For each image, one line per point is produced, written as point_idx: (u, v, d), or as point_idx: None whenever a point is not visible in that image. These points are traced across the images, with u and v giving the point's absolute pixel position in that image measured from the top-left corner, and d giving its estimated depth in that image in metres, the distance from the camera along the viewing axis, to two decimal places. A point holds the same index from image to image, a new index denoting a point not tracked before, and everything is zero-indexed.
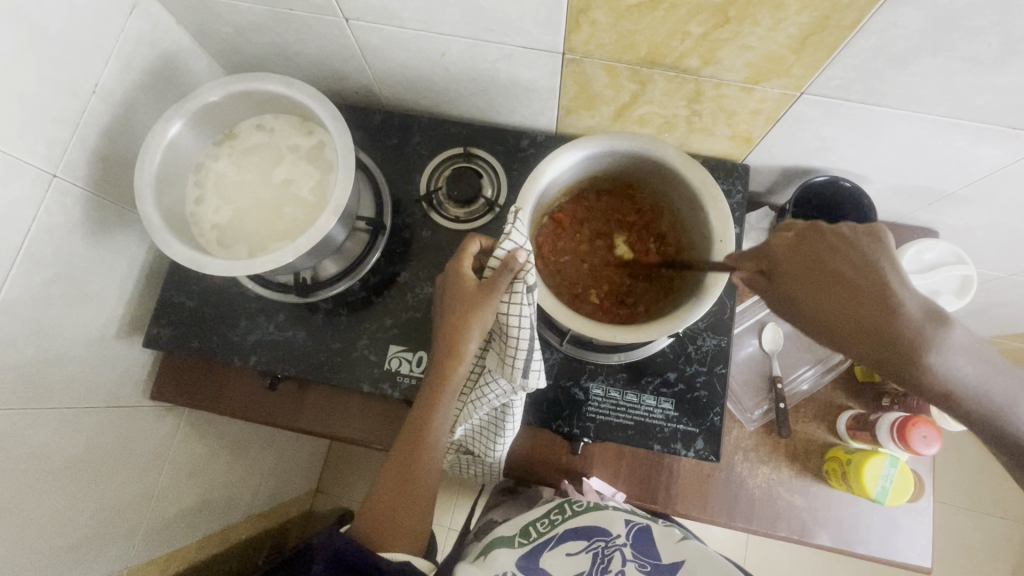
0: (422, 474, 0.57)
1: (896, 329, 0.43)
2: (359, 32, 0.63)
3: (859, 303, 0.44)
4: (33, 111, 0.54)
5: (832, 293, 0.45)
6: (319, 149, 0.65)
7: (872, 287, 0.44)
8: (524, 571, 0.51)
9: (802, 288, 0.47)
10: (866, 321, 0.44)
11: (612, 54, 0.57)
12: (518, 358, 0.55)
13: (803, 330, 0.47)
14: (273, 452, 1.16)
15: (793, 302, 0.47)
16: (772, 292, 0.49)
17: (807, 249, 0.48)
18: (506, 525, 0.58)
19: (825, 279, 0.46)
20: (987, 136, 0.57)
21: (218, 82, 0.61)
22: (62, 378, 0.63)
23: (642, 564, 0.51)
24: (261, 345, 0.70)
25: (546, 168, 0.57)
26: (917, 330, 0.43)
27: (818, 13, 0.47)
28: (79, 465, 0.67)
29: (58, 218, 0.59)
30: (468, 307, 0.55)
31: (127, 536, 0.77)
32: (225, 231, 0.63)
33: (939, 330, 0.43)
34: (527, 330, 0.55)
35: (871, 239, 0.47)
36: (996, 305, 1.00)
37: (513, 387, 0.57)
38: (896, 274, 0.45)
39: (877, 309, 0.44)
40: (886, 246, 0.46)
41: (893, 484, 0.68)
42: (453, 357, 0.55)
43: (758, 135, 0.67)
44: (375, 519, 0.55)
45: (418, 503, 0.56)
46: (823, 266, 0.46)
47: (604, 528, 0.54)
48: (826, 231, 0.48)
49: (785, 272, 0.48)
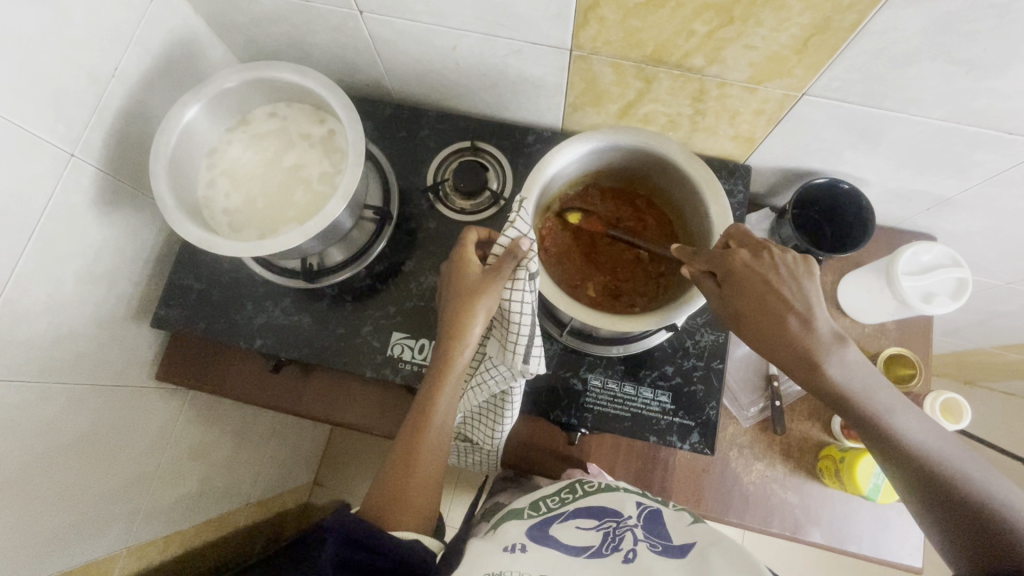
0: (428, 458, 0.57)
1: (802, 341, 0.50)
2: (372, 25, 0.64)
3: (781, 319, 0.50)
4: (54, 91, 0.56)
5: (761, 304, 0.51)
6: (330, 137, 0.67)
7: (793, 304, 0.50)
8: (534, 541, 0.50)
9: (741, 298, 0.51)
10: (781, 333, 0.50)
11: (618, 51, 0.59)
12: (518, 343, 0.57)
13: (732, 330, 0.53)
14: (274, 442, 1.17)
15: (731, 306, 0.52)
16: (718, 297, 0.53)
17: (752, 264, 0.52)
18: (519, 499, 0.58)
19: (760, 292, 0.51)
20: (984, 141, 0.58)
21: (233, 69, 0.62)
22: (72, 354, 0.65)
23: (653, 543, 0.48)
24: (267, 329, 0.71)
25: (552, 159, 0.59)
26: (820, 345, 0.49)
27: (819, 15, 0.49)
28: (85, 442, 0.68)
29: (73, 196, 0.61)
30: (473, 293, 0.56)
31: (128, 515, 0.78)
32: (236, 214, 0.64)
33: (836, 348, 0.50)
34: (529, 317, 0.56)
35: (803, 264, 0.52)
36: (994, 314, 1.01)
37: (514, 372, 0.58)
38: (816, 296, 0.51)
39: (791, 324, 0.50)
40: (812, 270, 0.52)
41: (885, 483, 0.68)
42: (455, 341, 0.57)
43: (760, 136, 0.68)
44: (382, 502, 0.56)
45: (424, 486, 0.57)
46: (759, 283, 0.51)
47: (615, 509, 0.53)
48: (772, 250, 0.52)
49: (732, 280, 0.52)
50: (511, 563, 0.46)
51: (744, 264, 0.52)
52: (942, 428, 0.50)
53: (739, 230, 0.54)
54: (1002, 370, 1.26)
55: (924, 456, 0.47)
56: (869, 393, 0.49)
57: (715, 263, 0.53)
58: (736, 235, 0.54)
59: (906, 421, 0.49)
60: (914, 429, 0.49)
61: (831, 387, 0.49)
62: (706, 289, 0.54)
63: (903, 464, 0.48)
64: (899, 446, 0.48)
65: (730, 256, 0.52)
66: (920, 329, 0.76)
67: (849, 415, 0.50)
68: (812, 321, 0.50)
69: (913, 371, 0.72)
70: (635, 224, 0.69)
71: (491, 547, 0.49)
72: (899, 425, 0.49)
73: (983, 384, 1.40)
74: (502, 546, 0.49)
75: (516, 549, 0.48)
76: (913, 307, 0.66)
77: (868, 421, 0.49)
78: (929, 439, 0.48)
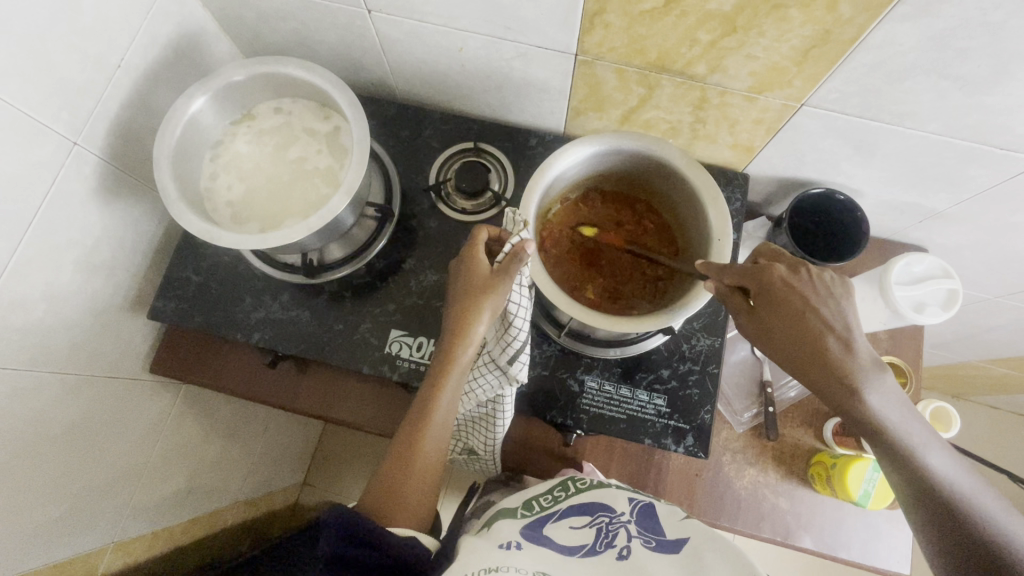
0: (426, 459, 0.57)
1: (836, 360, 0.50)
2: (380, 24, 0.65)
3: (815, 336, 0.51)
4: (60, 79, 0.56)
5: (797, 320, 0.51)
6: (335, 134, 0.67)
7: (830, 323, 0.51)
8: (528, 540, 0.50)
9: (777, 313, 0.52)
10: (815, 350, 0.51)
11: (622, 57, 0.60)
12: (514, 345, 0.58)
13: (763, 343, 0.54)
14: (265, 440, 1.16)
15: (767, 320, 0.52)
16: (751, 312, 0.54)
17: (790, 281, 0.53)
18: (510, 498, 0.57)
19: (796, 308, 0.51)
20: (975, 156, 0.60)
21: (241, 63, 0.62)
22: (66, 344, 0.64)
23: (646, 539, 0.48)
24: (265, 323, 0.71)
25: (555, 161, 0.60)
26: (857, 366, 0.50)
27: (819, 27, 0.50)
28: (75, 433, 0.67)
29: (75, 185, 0.60)
30: (481, 292, 0.56)
31: (116, 510, 0.78)
32: (238, 207, 0.64)
33: (871, 371, 0.50)
34: (522, 321, 0.58)
35: (840, 285, 0.53)
36: (983, 328, 1.03)
37: (502, 378, 0.59)
38: (851, 317, 0.52)
39: (829, 342, 0.51)
40: (852, 293, 0.53)
41: (875, 489, 0.69)
42: (461, 340, 0.56)
43: (758, 145, 0.69)
44: (381, 496, 0.55)
45: (422, 482, 0.56)
46: (797, 299, 0.52)
47: (608, 505, 0.53)
48: (809, 269, 0.53)
49: (770, 294, 0.52)
50: (507, 560, 0.46)
51: (781, 280, 0.53)
52: (962, 460, 0.50)
53: (769, 249, 0.57)
54: (989, 383, 1.28)
55: (946, 485, 0.48)
56: (895, 418, 0.50)
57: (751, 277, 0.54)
58: (767, 257, 0.56)
59: (930, 449, 0.50)
60: (938, 459, 0.49)
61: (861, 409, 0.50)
62: (738, 303, 0.55)
63: (920, 492, 0.49)
64: (921, 474, 0.49)
65: (769, 271, 0.53)
66: (911, 339, 0.78)
67: (873, 439, 0.51)
68: (849, 340, 0.51)
69: (904, 380, 0.74)
70: (632, 231, 0.71)
71: (486, 545, 0.49)
72: (923, 453, 0.50)
73: (969, 397, 1.42)
74: (497, 544, 0.49)
75: (511, 546, 0.48)
76: (906, 317, 0.67)
77: (893, 445, 0.50)
78: (950, 469, 0.49)
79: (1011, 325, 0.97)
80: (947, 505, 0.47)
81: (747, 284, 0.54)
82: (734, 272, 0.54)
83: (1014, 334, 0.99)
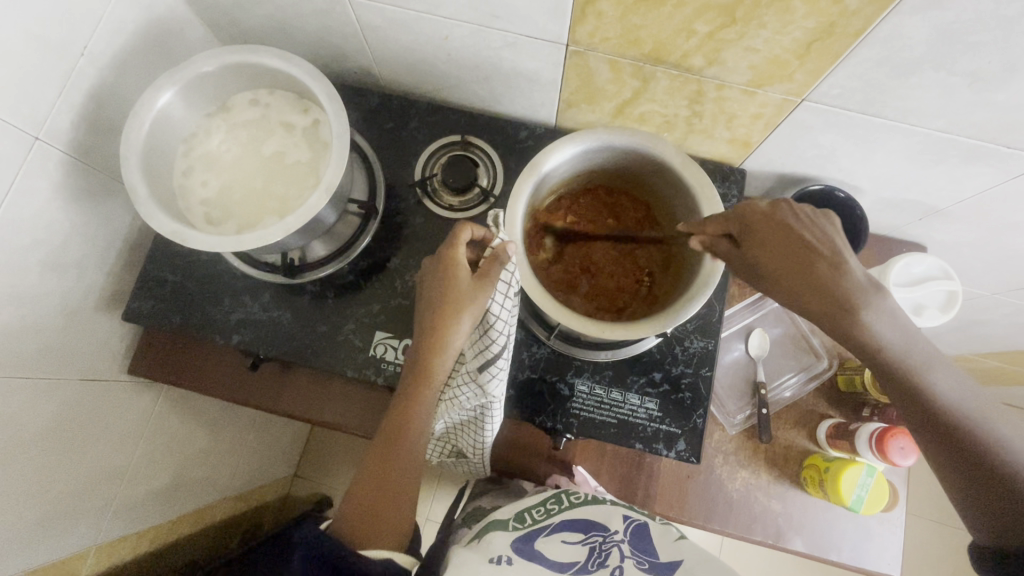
0: (402, 474, 0.55)
1: (816, 274, 0.49)
2: (361, 10, 0.61)
3: (816, 266, 0.49)
4: (18, 69, 0.52)
5: (788, 256, 0.50)
6: (313, 128, 0.64)
7: (815, 245, 0.50)
8: (518, 555, 0.49)
9: (769, 245, 0.51)
10: (818, 280, 0.49)
11: (616, 48, 0.57)
12: (490, 350, 0.56)
13: (764, 288, 0.52)
14: (253, 435, 1.14)
15: (764, 260, 0.51)
16: (740, 253, 0.52)
17: (770, 214, 0.52)
18: (500, 510, 0.56)
19: (785, 240, 0.50)
20: (981, 154, 0.57)
21: (212, 52, 0.59)
22: (37, 348, 0.62)
23: (640, 560, 0.48)
24: (245, 324, 0.69)
25: (543, 159, 0.57)
26: (851, 285, 0.48)
27: (824, 19, 0.47)
28: (50, 438, 0.65)
29: (39, 182, 0.57)
30: (455, 303, 0.54)
31: (98, 512, 0.76)
32: (214, 205, 0.61)
33: (871, 292, 0.48)
34: (505, 327, 0.56)
35: (822, 216, 0.52)
36: (977, 322, 1.01)
37: (482, 389, 0.57)
38: (840, 244, 0.50)
39: (820, 265, 0.49)
40: (823, 224, 0.52)
41: (869, 494, 0.68)
42: (437, 349, 0.55)
43: (756, 140, 0.67)
44: (361, 512, 0.53)
45: (404, 494, 0.55)
46: (797, 233, 0.50)
47: (602, 522, 0.53)
48: (788, 203, 0.53)
49: (757, 234, 0.51)
50: None
51: (761, 214, 0.52)
52: (975, 387, 0.47)
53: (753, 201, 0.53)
54: (981, 376, 1.27)
55: (952, 410, 0.46)
56: (904, 343, 0.48)
57: (732, 220, 0.53)
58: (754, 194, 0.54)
59: (939, 376, 0.47)
60: (947, 384, 0.47)
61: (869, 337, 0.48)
62: (725, 248, 0.53)
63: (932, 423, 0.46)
64: (932, 405, 0.46)
65: (750, 208, 0.52)
66: None
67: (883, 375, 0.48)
68: (842, 262, 0.49)
69: None
70: (617, 263, 0.67)
71: (476, 559, 0.48)
72: (929, 376, 0.47)
73: None
74: (488, 557, 0.48)
75: (502, 561, 0.47)
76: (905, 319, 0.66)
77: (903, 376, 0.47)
78: (963, 396, 0.46)
79: (1006, 320, 0.96)
80: (981, 451, 0.44)
81: (728, 227, 0.53)
82: (717, 219, 0.54)
83: (1009, 329, 0.98)
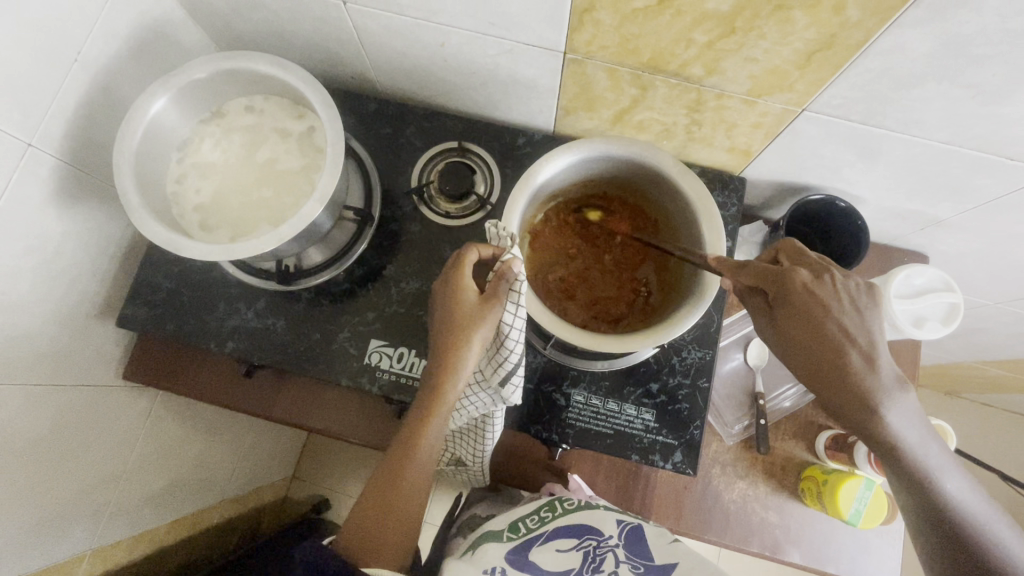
0: (409, 491, 0.53)
1: (844, 363, 0.50)
2: (356, 16, 0.61)
3: (841, 355, 0.50)
4: (10, 75, 0.52)
5: (820, 336, 0.50)
6: (309, 134, 0.63)
7: (850, 335, 0.50)
8: (513, 565, 0.48)
9: (797, 321, 0.51)
10: (837, 366, 0.50)
11: (614, 56, 0.56)
12: (507, 365, 0.55)
13: (779, 353, 0.53)
14: (250, 439, 1.14)
15: (785, 332, 0.51)
16: (769, 316, 0.53)
17: (813, 287, 0.51)
18: (498, 520, 0.55)
19: (819, 319, 0.50)
20: (984, 165, 0.57)
21: (206, 59, 0.59)
22: (30, 354, 0.61)
23: (635, 564, 0.49)
24: (239, 332, 0.69)
25: (541, 168, 0.56)
26: (877, 384, 0.50)
27: (825, 30, 0.46)
28: (44, 444, 0.65)
29: (31, 189, 0.57)
30: (468, 321, 0.53)
31: (93, 518, 0.76)
32: (207, 212, 0.61)
33: (896, 392, 0.50)
34: (520, 342, 0.55)
35: (867, 291, 0.51)
36: (978, 331, 1.00)
37: (494, 396, 0.57)
38: (876, 330, 0.51)
39: (850, 358, 0.50)
40: (872, 302, 0.51)
41: (866, 508, 0.67)
42: (450, 368, 0.53)
43: (757, 149, 0.66)
44: (364, 537, 0.51)
45: (406, 519, 0.53)
46: (832, 317, 0.50)
47: (595, 527, 0.52)
48: (835, 275, 0.51)
49: (790, 305, 0.51)
50: None
51: (802, 284, 0.51)
52: (970, 480, 0.52)
53: (795, 249, 0.54)
54: (982, 383, 1.26)
55: (951, 505, 0.50)
56: (919, 441, 0.51)
57: (775, 283, 0.52)
58: (790, 249, 0.55)
59: (948, 475, 0.51)
60: (953, 484, 0.51)
61: (883, 431, 0.50)
62: (760, 305, 0.53)
63: (928, 513, 0.51)
64: (933, 497, 0.51)
65: (793, 276, 0.51)
66: (908, 349, 0.76)
67: (893, 464, 0.52)
68: (872, 355, 0.50)
69: None
70: (613, 276, 0.67)
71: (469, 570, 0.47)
72: (939, 476, 0.51)
73: (964, 395, 1.40)
74: (481, 569, 0.47)
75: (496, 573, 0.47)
76: (906, 333, 0.65)
77: (908, 465, 0.51)
78: (966, 497, 0.51)
79: (1008, 329, 0.95)
80: (976, 549, 0.49)
81: (769, 291, 0.52)
82: (757, 274, 0.52)
83: (1010, 338, 0.97)
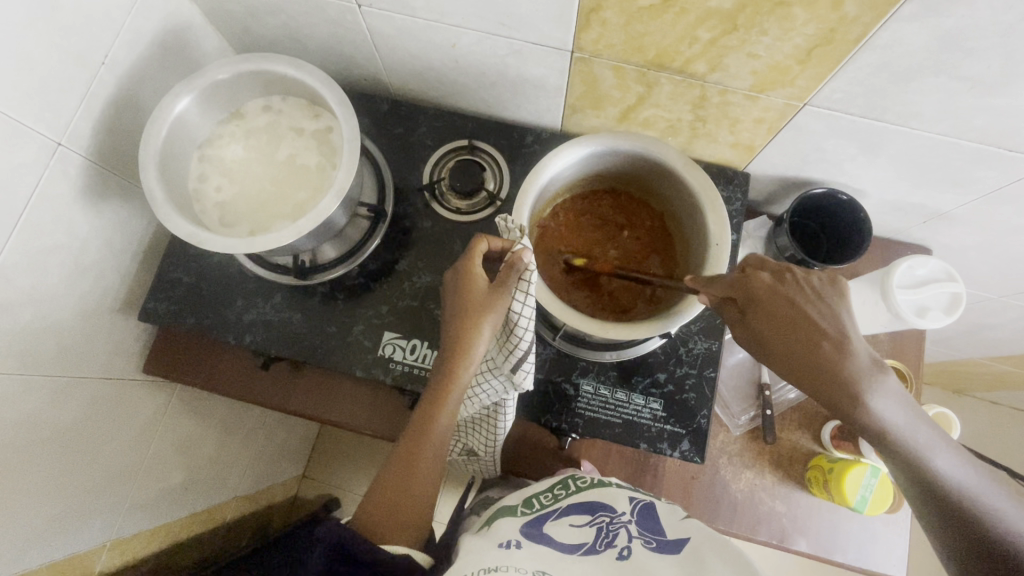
0: (424, 475, 0.55)
1: (823, 356, 0.49)
2: (371, 18, 0.63)
3: (816, 347, 0.49)
4: (41, 77, 0.54)
5: (794, 333, 0.50)
6: (326, 133, 0.65)
7: (820, 326, 0.50)
8: (529, 539, 0.49)
9: (766, 320, 0.51)
10: (814, 358, 0.49)
11: (620, 54, 0.58)
12: (518, 352, 0.56)
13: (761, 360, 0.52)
14: (262, 435, 1.15)
15: (757, 334, 0.51)
16: (742, 321, 0.52)
17: (775, 286, 0.52)
18: (511, 496, 0.57)
19: (785, 315, 0.50)
20: (984, 157, 0.58)
21: (228, 61, 0.61)
22: (57, 346, 0.63)
23: (646, 539, 0.48)
24: (257, 325, 0.71)
25: (550, 162, 0.58)
26: (856, 370, 0.48)
27: (824, 26, 0.48)
28: (69, 434, 0.67)
29: (60, 186, 0.59)
30: (479, 310, 0.54)
31: (113, 508, 0.78)
32: (227, 209, 0.63)
33: (881, 376, 0.48)
34: (530, 330, 0.56)
35: (830, 286, 0.52)
36: (985, 327, 1.01)
37: (507, 385, 0.58)
38: (847, 321, 0.50)
39: (824, 347, 0.49)
40: (841, 296, 0.51)
41: (874, 494, 0.68)
42: (461, 356, 0.54)
43: (760, 144, 0.68)
44: (380, 517, 0.52)
45: (421, 500, 0.54)
46: (796, 311, 0.50)
47: (608, 504, 0.53)
48: (794, 273, 0.53)
49: (757, 305, 0.51)
50: (503, 560, 0.45)
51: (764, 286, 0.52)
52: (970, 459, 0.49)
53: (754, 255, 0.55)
54: (988, 380, 1.28)
55: (954, 487, 0.47)
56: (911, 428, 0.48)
57: (738, 288, 0.53)
58: (751, 261, 0.55)
59: (944, 458, 0.48)
60: (948, 464, 0.48)
61: (875, 420, 0.48)
62: (731, 314, 0.54)
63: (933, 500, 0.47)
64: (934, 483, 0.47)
65: (752, 279, 0.52)
66: (913, 340, 0.77)
67: (892, 456, 0.48)
68: (846, 342, 0.49)
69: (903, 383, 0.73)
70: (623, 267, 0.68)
71: (485, 544, 0.48)
72: (931, 458, 0.48)
73: (972, 392, 1.41)
74: (497, 543, 0.48)
75: (511, 545, 0.48)
76: (907, 321, 0.66)
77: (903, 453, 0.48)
78: (963, 476, 0.47)
79: (1014, 324, 0.96)
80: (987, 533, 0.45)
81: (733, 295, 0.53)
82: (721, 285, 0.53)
83: (1016, 333, 0.98)
